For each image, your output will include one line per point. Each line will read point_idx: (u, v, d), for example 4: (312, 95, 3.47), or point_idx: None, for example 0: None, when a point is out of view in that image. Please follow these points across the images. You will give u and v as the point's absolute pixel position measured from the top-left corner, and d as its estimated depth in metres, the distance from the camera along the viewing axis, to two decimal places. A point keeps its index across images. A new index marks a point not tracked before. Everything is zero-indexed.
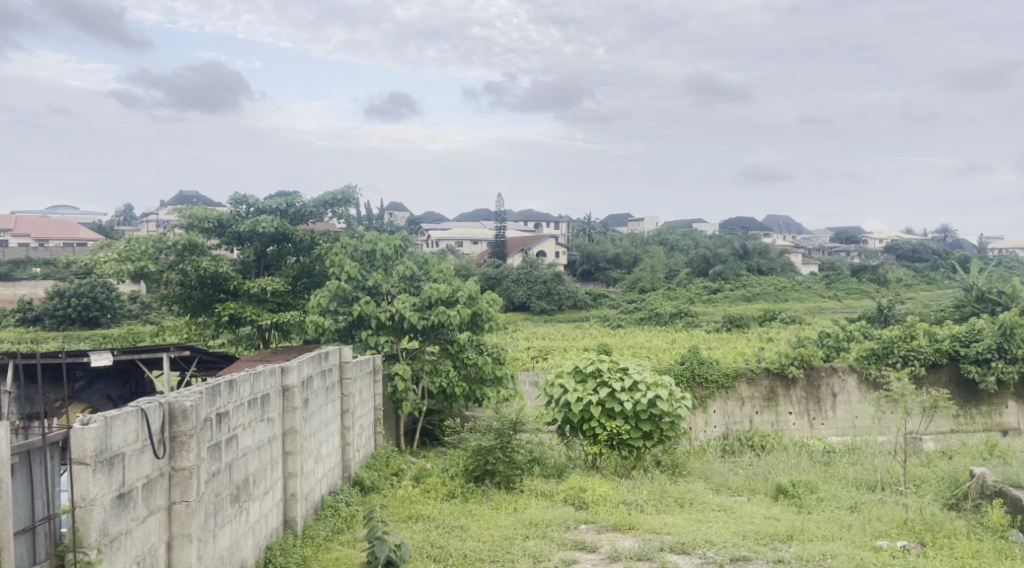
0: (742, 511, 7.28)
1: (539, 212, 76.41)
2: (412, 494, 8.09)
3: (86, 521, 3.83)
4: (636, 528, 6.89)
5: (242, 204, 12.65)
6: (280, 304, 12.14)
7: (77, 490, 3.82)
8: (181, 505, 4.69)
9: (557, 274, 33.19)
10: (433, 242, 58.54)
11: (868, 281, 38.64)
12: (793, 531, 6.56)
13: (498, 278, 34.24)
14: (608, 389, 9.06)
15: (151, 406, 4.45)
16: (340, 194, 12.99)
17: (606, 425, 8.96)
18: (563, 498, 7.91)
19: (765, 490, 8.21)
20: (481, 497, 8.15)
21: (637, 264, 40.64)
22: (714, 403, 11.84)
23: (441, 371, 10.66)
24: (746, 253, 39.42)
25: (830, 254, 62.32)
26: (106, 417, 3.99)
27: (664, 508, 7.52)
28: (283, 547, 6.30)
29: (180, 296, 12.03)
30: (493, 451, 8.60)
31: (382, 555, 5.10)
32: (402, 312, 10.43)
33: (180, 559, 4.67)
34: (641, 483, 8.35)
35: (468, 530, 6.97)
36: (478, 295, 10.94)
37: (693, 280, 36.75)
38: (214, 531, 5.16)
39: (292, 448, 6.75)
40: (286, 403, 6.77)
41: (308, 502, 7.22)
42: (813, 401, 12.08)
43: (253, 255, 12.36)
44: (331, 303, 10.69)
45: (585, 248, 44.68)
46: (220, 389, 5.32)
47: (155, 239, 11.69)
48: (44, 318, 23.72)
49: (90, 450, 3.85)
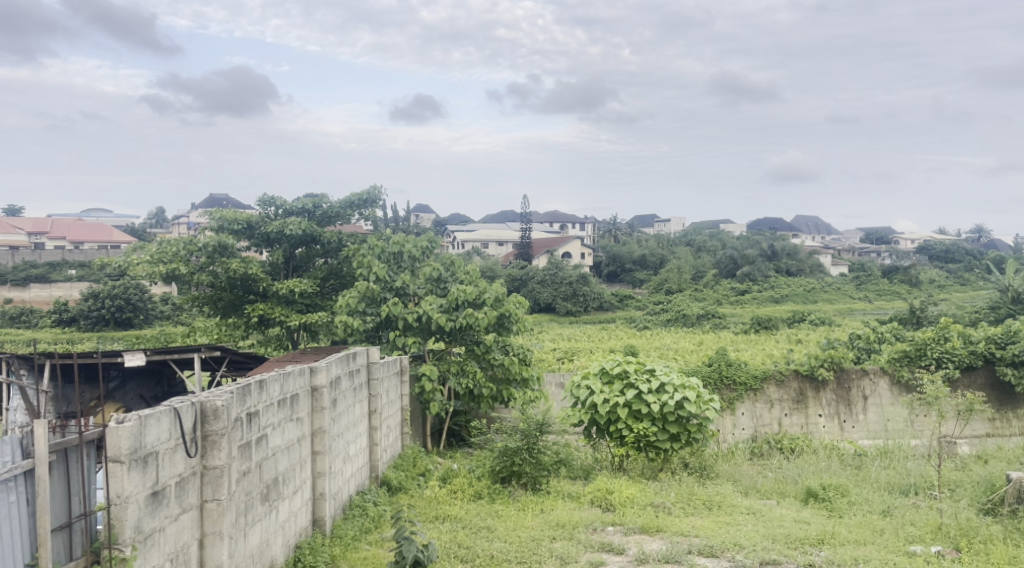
0: (771, 515, 7.22)
1: (565, 213, 76.36)
2: (440, 495, 8.12)
3: (121, 518, 3.89)
4: (663, 530, 6.86)
5: (271, 205, 12.81)
6: (308, 305, 12.25)
7: (112, 488, 3.89)
8: (213, 504, 4.75)
9: (582, 275, 33.11)
10: (459, 243, 58.76)
11: (899, 281, 38.17)
12: (824, 535, 6.50)
13: (523, 279, 34.28)
14: (635, 390, 9.01)
15: (183, 405, 4.51)
16: (367, 196, 13.08)
17: (632, 426, 8.95)
18: (590, 499, 7.89)
19: (794, 493, 8.13)
20: (508, 498, 8.17)
21: (664, 264, 40.49)
22: (743, 405, 11.74)
23: (467, 372, 10.68)
24: (774, 253, 39.08)
25: (860, 255, 61.68)
26: (140, 416, 4.05)
27: (692, 511, 7.48)
28: (311, 545, 6.35)
29: (211, 297, 12.19)
30: (519, 452, 8.60)
31: (410, 556, 5.11)
32: (428, 313, 10.47)
33: (212, 557, 4.73)
34: (669, 485, 8.30)
35: (495, 530, 6.99)
36: (505, 297, 10.94)
37: (721, 280, 36.52)
38: (245, 530, 5.22)
39: (320, 448, 6.80)
40: (315, 403, 6.82)
41: (336, 502, 7.28)
42: (844, 403, 11.95)
43: (282, 257, 12.49)
44: (360, 304, 10.76)
45: (611, 249, 44.55)
46: (251, 388, 5.38)
47: (186, 241, 11.84)
48: (79, 319, 24.23)
49: (125, 448, 3.91)
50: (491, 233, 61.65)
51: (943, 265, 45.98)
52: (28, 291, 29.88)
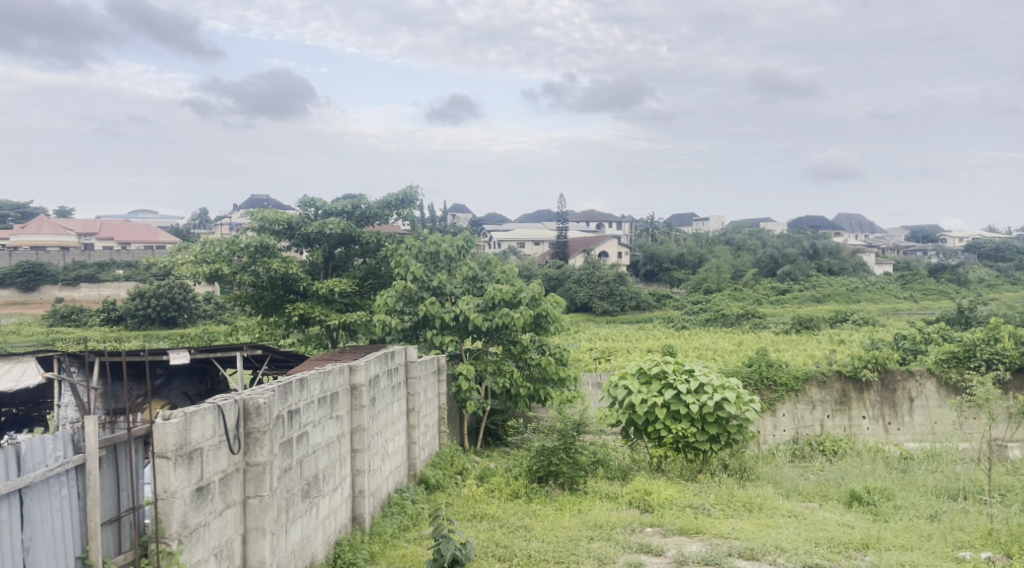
0: (813, 518, 7.10)
1: (601, 213, 76.07)
2: (477, 494, 8.13)
3: (168, 512, 3.97)
4: (703, 532, 6.79)
5: (311, 206, 12.97)
6: (347, 304, 12.37)
7: (160, 483, 3.97)
8: (255, 500, 4.82)
9: (619, 274, 32.96)
10: (495, 242, 58.88)
11: (946, 280, 37.33)
12: (868, 539, 6.38)
13: (560, 279, 34.22)
14: (673, 391, 8.93)
15: (227, 402, 4.58)
16: (404, 196, 13.14)
17: (670, 427, 8.88)
18: (627, 500, 7.85)
19: (838, 496, 8.00)
20: (545, 497, 8.16)
21: (702, 264, 40.13)
22: (784, 407, 11.58)
23: (504, 372, 10.70)
24: (816, 252, 38.45)
25: (905, 254, 60.47)
26: (186, 412, 4.13)
27: (732, 513, 7.39)
28: (351, 542, 6.42)
29: (252, 296, 12.36)
30: (557, 452, 8.58)
31: (448, 554, 5.13)
32: (466, 312, 10.50)
33: (255, 553, 4.80)
34: (708, 487, 8.22)
35: (532, 530, 6.98)
36: (542, 296, 10.92)
37: (761, 280, 36.09)
38: (287, 526, 5.29)
39: (360, 445, 6.86)
40: (354, 401, 6.87)
41: (375, 499, 7.34)
42: (889, 405, 11.73)
43: (322, 257, 12.62)
44: (397, 303, 10.82)
45: (649, 247, 44.28)
46: (292, 387, 5.45)
47: (229, 241, 12.01)
48: (126, 318, 24.78)
49: (171, 444, 3.99)
50: (528, 232, 61.62)
51: (992, 264, 44.79)
52: (78, 290, 30.70)
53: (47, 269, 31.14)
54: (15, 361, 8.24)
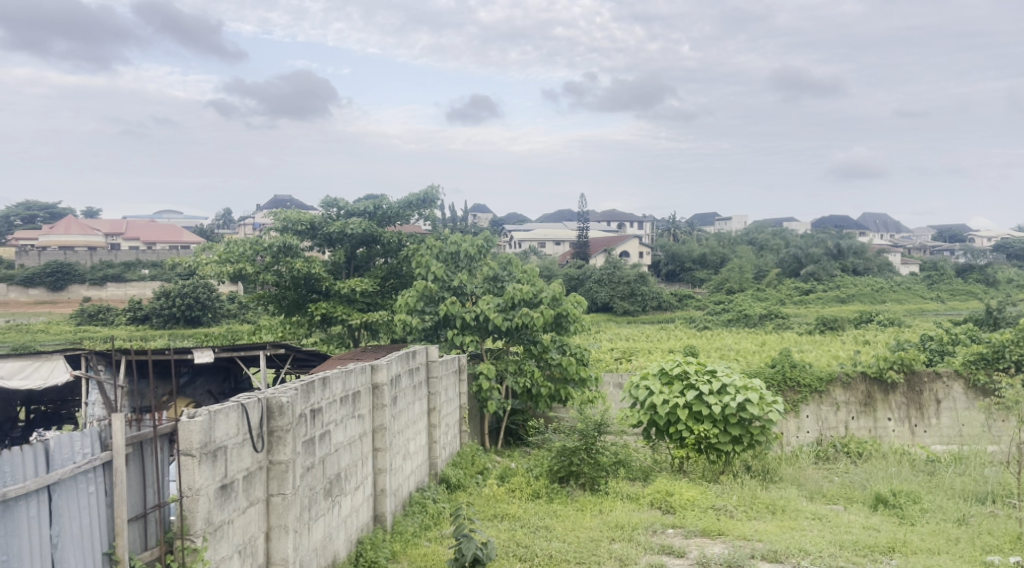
0: (838, 521, 7.03)
1: (623, 212, 75.83)
2: (498, 494, 8.14)
3: (192, 510, 4.00)
4: (725, 534, 6.74)
5: (333, 206, 13.04)
6: (368, 304, 12.43)
7: (184, 481, 4.00)
8: (278, 498, 4.85)
9: (641, 274, 32.85)
10: (516, 242, 58.90)
11: (974, 280, 36.81)
12: (894, 543, 6.31)
13: (581, 279, 34.17)
14: (695, 391, 8.88)
15: (250, 401, 4.61)
16: (425, 196, 13.17)
17: (692, 428, 8.83)
18: (649, 501, 7.81)
19: (863, 498, 7.92)
20: (566, 497, 8.15)
21: (724, 264, 39.89)
22: (808, 408, 11.48)
23: (525, 371, 10.70)
24: (841, 251, 38.07)
25: (931, 254, 59.75)
26: (210, 411, 4.16)
27: (755, 515, 7.34)
28: (372, 540, 6.44)
29: (275, 296, 12.44)
30: (578, 452, 8.57)
31: (469, 553, 5.13)
32: (486, 312, 10.50)
33: (278, 550, 4.83)
34: (731, 488, 8.17)
35: (553, 530, 6.97)
36: (563, 296, 10.89)
37: (784, 280, 35.80)
38: (309, 524, 5.32)
39: (381, 444, 6.88)
40: (376, 400, 6.90)
41: (397, 498, 7.36)
42: (915, 407, 11.59)
43: (344, 256, 12.67)
44: (418, 303, 10.85)
45: (671, 247, 44.08)
46: (315, 385, 5.48)
47: (252, 241, 12.09)
48: (151, 317, 25.08)
49: (196, 442, 4.02)
50: (549, 232, 61.63)
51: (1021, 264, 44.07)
52: (105, 289, 31.13)
53: (75, 269, 31.59)
54: (43, 360, 8.35)
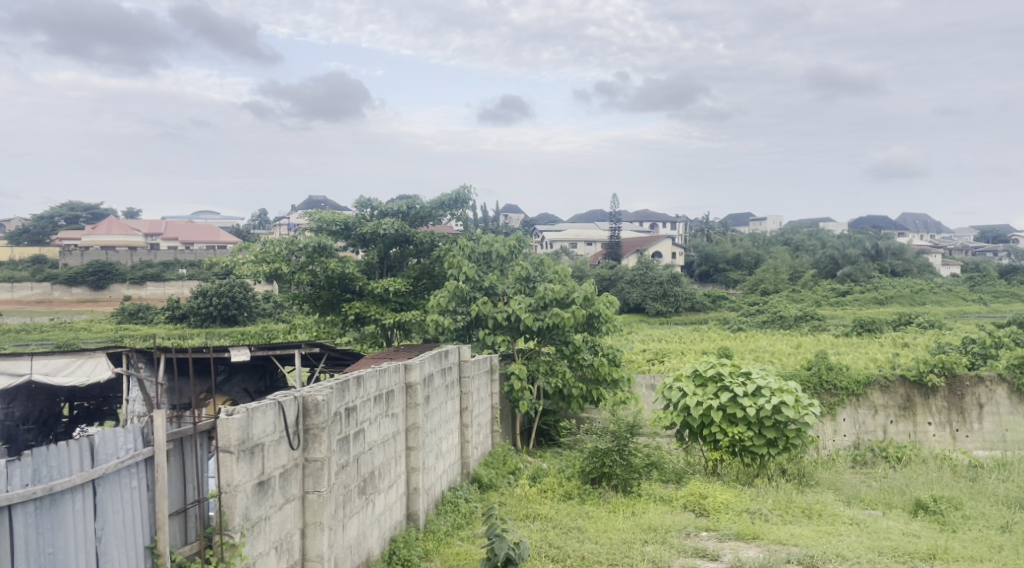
0: (877, 526, 6.92)
1: (655, 213, 75.42)
2: (530, 494, 8.14)
3: (231, 506, 4.05)
4: (760, 538, 6.67)
5: (367, 207, 13.12)
6: (401, 304, 12.51)
7: (223, 477, 4.05)
8: (314, 495, 4.90)
9: (673, 275, 32.63)
10: (548, 243, 58.87)
11: (1018, 283, 35.96)
12: (935, 550, 6.20)
13: (613, 279, 34.05)
14: (729, 394, 8.79)
15: (286, 399, 4.67)
16: (457, 196, 13.20)
17: (726, 431, 8.74)
18: (682, 504, 7.75)
19: (902, 504, 7.78)
20: (598, 499, 8.12)
21: (759, 264, 39.48)
22: (844, 411, 11.32)
23: (557, 372, 10.69)
24: (879, 253, 37.48)
25: (972, 255, 58.51)
26: (248, 409, 4.21)
27: (791, 519, 7.24)
28: (406, 539, 6.48)
29: (310, 296, 12.55)
30: (610, 453, 8.52)
31: (501, 553, 5.14)
32: (518, 313, 10.50)
33: (313, 547, 4.88)
34: (765, 491, 8.08)
35: (585, 531, 6.96)
36: (595, 296, 10.85)
37: (820, 281, 35.32)
38: (344, 521, 5.37)
39: (414, 443, 6.92)
40: (409, 399, 6.94)
41: (429, 497, 7.40)
42: (956, 412, 11.38)
43: (377, 257, 12.75)
44: (450, 303, 10.88)
45: (705, 248, 43.73)
46: (350, 384, 5.53)
47: (287, 242, 12.21)
48: (189, 315, 25.50)
49: (234, 439, 4.07)
50: (581, 232, 61.50)
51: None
52: (144, 289, 31.73)
53: (115, 269, 32.22)
54: (86, 357, 8.52)
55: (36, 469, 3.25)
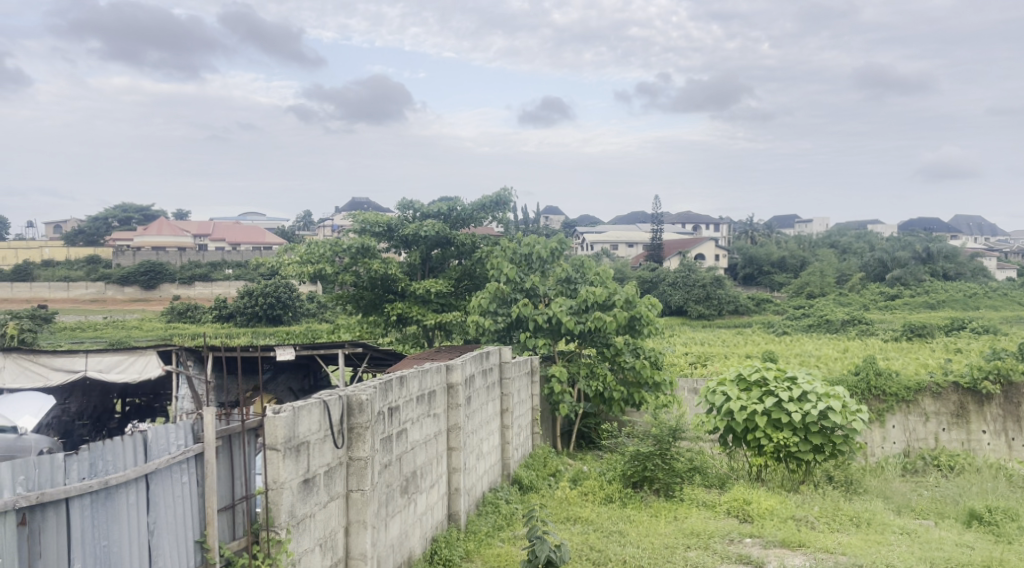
0: (928, 537, 6.75)
1: (699, 215, 74.73)
2: (571, 496, 8.10)
3: (277, 502, 4.11)
4: (806, 546, 6.54)
5: (410, 208, 13.19)
6: (443, 305, 12.56)
7: (269, 474, 4.10)
8: (357, 493, 4.94)
9: (716, 278, 32.31)
10: (588, 245, 58.71)
11: None
12: (990, 561, 6.03)
13: (655, 281, 33.80)
14: (774, 398, 8.64)
15: (331, 398, 4.71)
16: (498, 197, 13.20)
17: (771, 436, 8.58)
18: (725, 510, 7.66)
19: (955, 514, 7.58)
20: (640, 503, 8.06)
21: (805, 267, 38.85)
22: (894, 418, 11.05)
23: (597, 376, 10.64)
24: (930, 256, 36.61)
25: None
26: (294, 407, 4.26)
27: (839, 527, 7.09)
28: (447, 539, 6.50)
29: (354, 296, 12.67)
30: (652, 457, 8.47)
31: (542, 555, 5.13)
32: (559, 315, 10.46)
33: (357, 544, 4.91)
34: (812, 499, 7.92)
35: (626, 535, 6.90)
36: (637, 299, 10.77)
37: (868, 284, 34.62)
38: (386, 520, 5.40)
39: (456, 444, 6.94)
40: (450, 400, 6.95)
41: (470, 497, 7.41)
42: (1012, 420, 11.06)
43: (419, 259, 12.84)
44: (491, 304, 10.89)
45: (749, 249, 43.17)
46: (392, 384, 5.56)
47: (332, 243, 12.34)
48: (236, 315, 25.95)
49: (281, 437, 4.12)
50: (623, 234, 61.22)
51: None
52: (193, 289, 32.41)
53: (166, 269, 32.92)
54: (137, 355, 8.70)
55: (93, 463, 3.31)
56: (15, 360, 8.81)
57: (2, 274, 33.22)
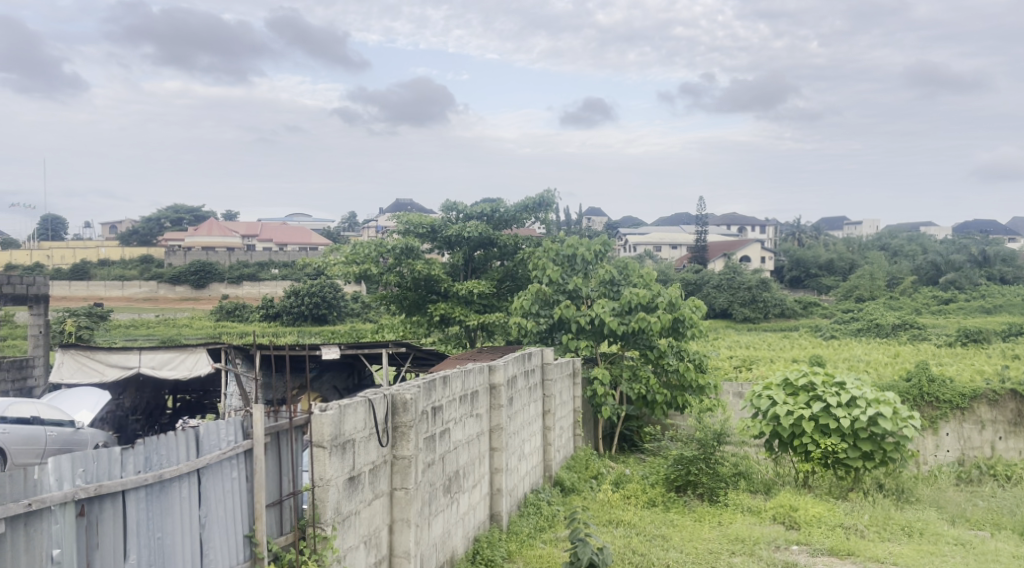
0: (984, 548, 6.56)
1: (744, 217, 73.79)
2: (613, 499, 8.05)
3: (323, 499, 4.14)
4: (855, 555, 6.39)
5: (453, 210, 13.21)
6: (485, 305, 12.58)
7: (316, 471, 4.14)
8: (401, 492, 4.96)
9: (763, 280, 31.84)
10: (631, 246, 58.37)
11: None
12: None
13: (698, 284, 33.40)
14: (822, 404, 8.47)
15: (376, 396, 4.74)
16: (542, 198, 13.17)
17: (819, 441, 8.41)
18: (771, 516, 7.53)
19: (1012, 526, 7.35)
20: (683, 507, 7.97)
21: (854, 270, 38.09)
22: (948, 425, 10.78)
23: (640, 379, 10.55)
24: (987, 259, 35.58)
25: None
26: (340, 405, 4.29)
27: (890, 536, 6.92)
28: (489, 539, 6.50)
29: (397, 296, 12.75)
30: (696, 461, 8.39)
31: (585, 557, 5.09)
32: (601, 317, 10.40)
33: (400, 543, 4.93)
34: (862, 506, 7.74)
35: (669, 540, 6.83)
36: (680, 301, 10.65)
37: (921, 288, 33.82)
38: (429, 518, 5.42)
39: (498, 444, 6.94)
40: (492, 400, 6.96)
41: (512, 498, 7.41)
42: None
43: (461, 259, 12.88)
44: (533, 305, 10.89)
45: (796, 252, 42.50)
46: (436, 383, 5.58)
47: (376, 244, 12.43)
48: (282, 314, 26.33)
49: (327, 434, 4.15)
50: (667, 236, 60.84)
51: None
52: (241, 288, 33.00)
53: (215, 269, 33.52)
54: (188, 352, 8.83)
55: (148, 457, 3.37)
56: (72, 357, 9.07)
57: (60, 273, 34.21)
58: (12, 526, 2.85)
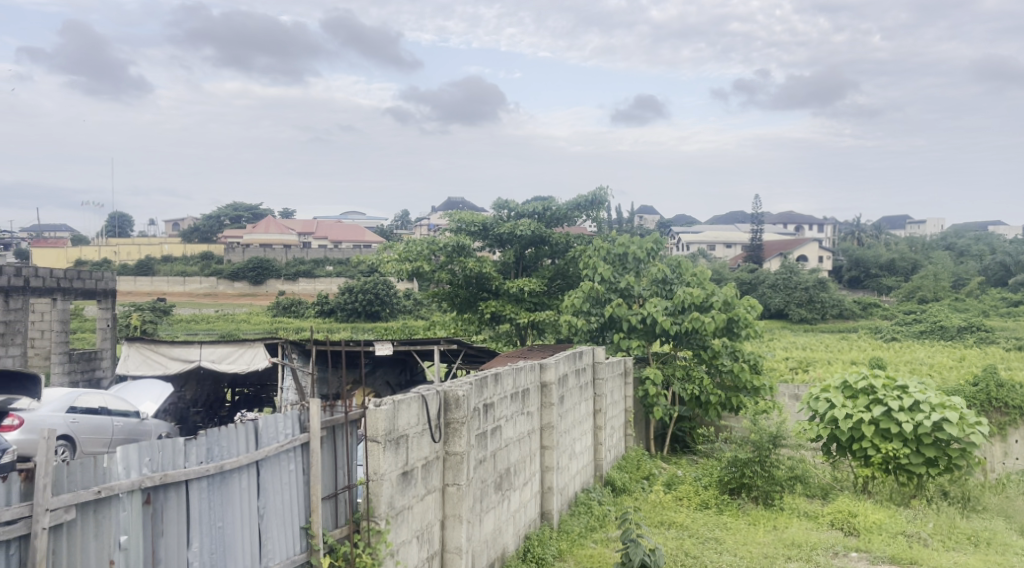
0: None
1: (801, 215, 72.41)
2: (665, 500, 7.97)
3: (377, 493, 4.15)
4: (918, 564, 6.20)
5: (504, 208, 13.25)
6: (536, 304, 12.57)
7: (370, 465, 4.15)
8: (453, 488, 4.96)
9: (821, 280, 31.16)
10: (683, 245, 57.70)
11: None
12: None
13: (753, 283, 32.81)
14: (883, 407, 8.20)
15: (429, 392, 4.75)
16: (594, 197, 13.08)
17: (879, 446, 8.18)
18: (829, 521, 7.34)
19: None
20: (737, 510, 7.84)
21: (916, 271, 37.03)
22: (1017, 432, 10.40)
23: (693, 379, 10.39)
24: None
25: None
26: (394, 400, 4.31)
27: (954, 546, 6.69)
28: (540, 537, 6.47)
29: (449, 294, 12.83)
30: (750, 463, 8.20)
31: (636, 558, 5.03)
32: (654, 315, 10.27)
33: (452, 538, 4.94)
34: (925, 514, 7.50)
35: (723, 543, 6.72)
36: (735, 300, 10.47)
37: (988, 290, 32.66)
38: (481, 515, 5.41)
39: (549, 443, 6.90)
40: (544, 398, 6.94)
41: (563, 497, 7.39)
42: None
43: (513, 257, 12.87)
44: (585, 304, 10.80)
45: (856, 252, 41.48)
46: (488, 380, 5.57)
47: (428, 241, 12.48)
48: (337, 310, 26.69)
49: (382, 429, 4.17)
50: (721, 234, 60.10)
51: None
52: (297, 285, 33.62)
53: (272, 265, 34.17)
54: (246, 347, 8.91)
55: (210, 448, 3.41)
56: (137, 350, 9.36)
57: (126, 268, 35.32)
58: (82, 511, 2.92)
